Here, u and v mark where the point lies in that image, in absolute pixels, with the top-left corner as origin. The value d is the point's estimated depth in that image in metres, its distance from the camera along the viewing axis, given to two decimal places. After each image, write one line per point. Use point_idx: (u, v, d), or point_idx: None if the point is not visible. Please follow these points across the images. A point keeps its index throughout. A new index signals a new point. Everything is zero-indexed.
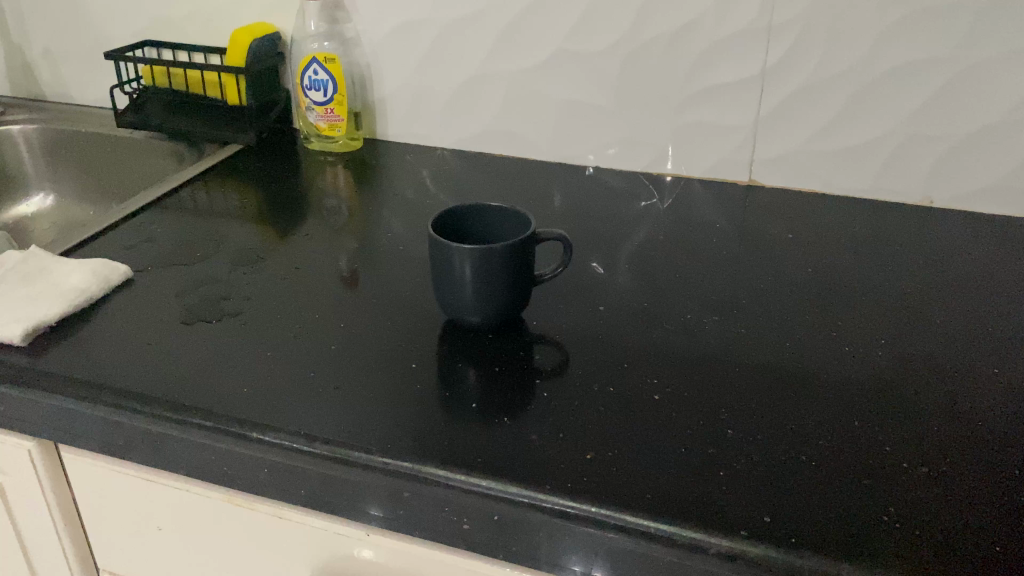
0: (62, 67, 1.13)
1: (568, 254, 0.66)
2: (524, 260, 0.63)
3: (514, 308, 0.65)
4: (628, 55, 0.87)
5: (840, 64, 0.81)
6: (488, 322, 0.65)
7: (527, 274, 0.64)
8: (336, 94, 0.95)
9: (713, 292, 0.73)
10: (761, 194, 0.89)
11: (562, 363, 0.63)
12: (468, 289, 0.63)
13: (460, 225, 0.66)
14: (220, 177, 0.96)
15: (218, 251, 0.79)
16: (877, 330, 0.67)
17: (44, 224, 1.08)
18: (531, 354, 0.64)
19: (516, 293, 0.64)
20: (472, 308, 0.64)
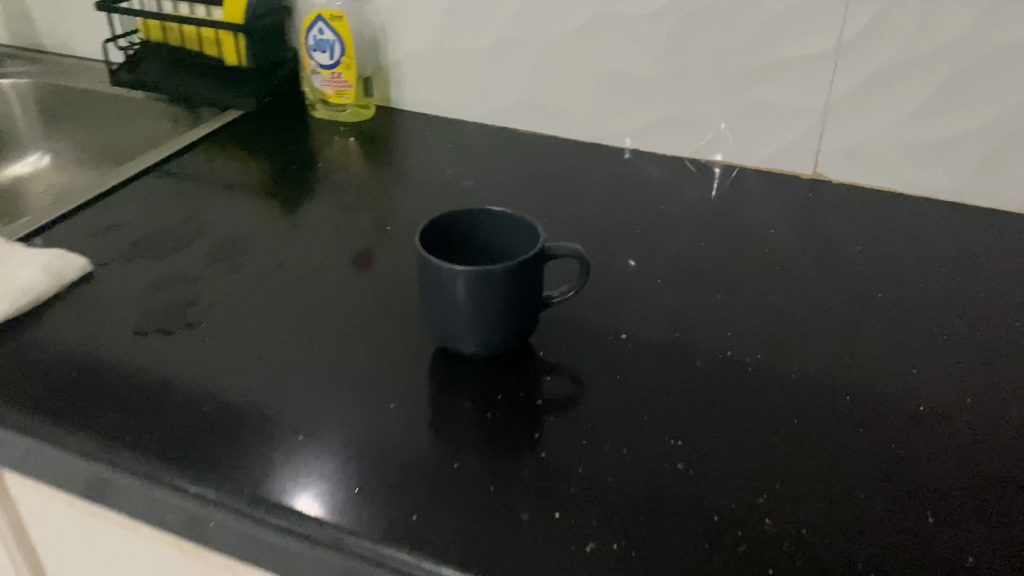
0: (60, 16, 1.04)
1: (587, 272, 0.55)
2: (530, 282, 0.53)
3: (518, 336, 0.55)
4: (679, 23, 0.75)
5: (931, 44, 0.67)
6: (488, 350, 0.55)
7: (534, 297, 0.54)
8: (344, 57, 0.84)
9: (762, 312, 0.62)
10: (827, 192, 0.76)
11: (572, 397, 0.53)
12: (463, 314, 0.53)
13: (457, 234, 0.55)
14: (217, 146, 0.87)
15: (198, 239, 0.70)
16: (960, 376, 0.55)
17: (41, 187, 1.01)
18: (530, 384, 0.54)
19: (520, 319, 0.54)
20: (466, 336, 0.54)
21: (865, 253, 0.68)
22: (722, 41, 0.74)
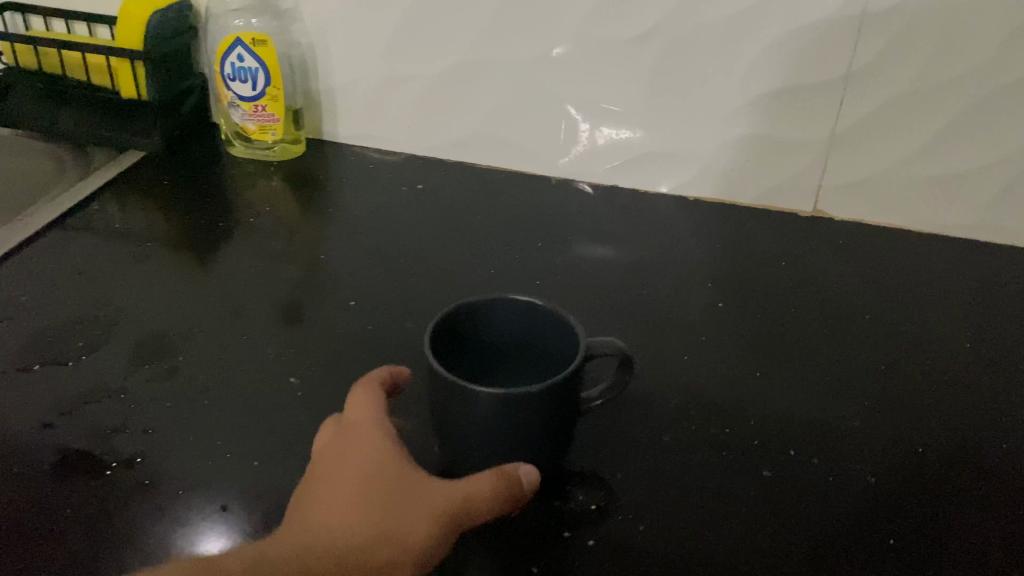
0: None
1: (630, 368, 0.45)
2: (571, 395, 0.41)
3: (553, 455, 0.44)
4: (665, 47, 0.66)
5: (953, 71, 0.61)
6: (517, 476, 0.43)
7: (573, 409, 0.43)
8: (269, 86, 0.72)
9: (806, 380, 0.54)
10: (831, 230, 0.70)
11: (611, 505, 0.44)
12: (487, 440, 0.41)
13: (469, 332, 0.44)
14: (117, 198, 0.72)
15: (115, 332, 0.56)
16: None
17: None
18: (559, 493, 0.45)
19: (556, 438, 0.43)
20: (491, 460, 0.42)
21: (890, 301, 0.62)
22: (714, 67, 0.66)
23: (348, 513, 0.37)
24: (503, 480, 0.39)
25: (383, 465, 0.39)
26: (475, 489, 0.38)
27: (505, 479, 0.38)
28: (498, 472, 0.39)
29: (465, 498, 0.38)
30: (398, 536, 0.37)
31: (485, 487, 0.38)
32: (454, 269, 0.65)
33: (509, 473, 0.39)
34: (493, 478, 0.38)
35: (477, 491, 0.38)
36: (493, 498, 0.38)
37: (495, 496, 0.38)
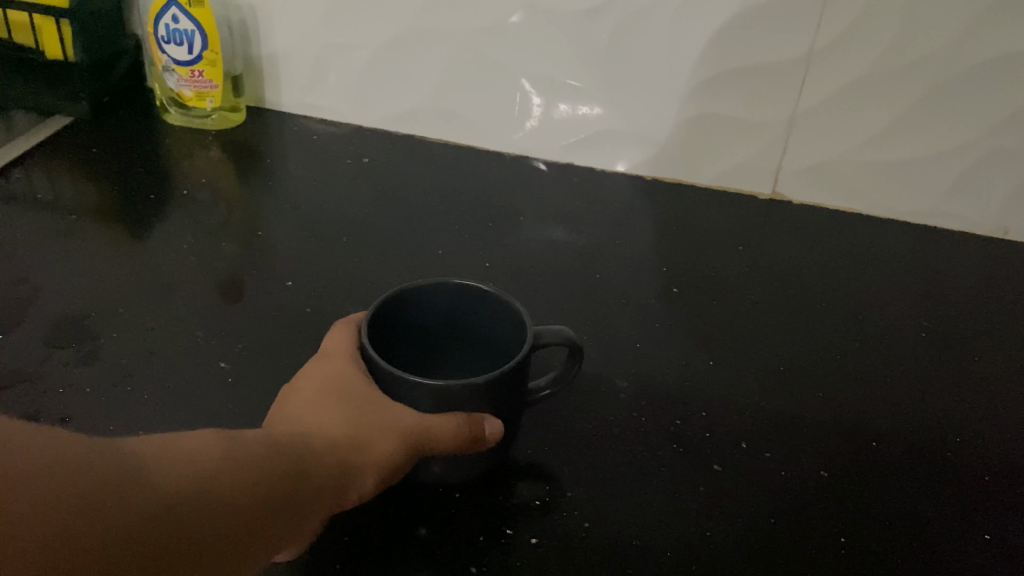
0: None
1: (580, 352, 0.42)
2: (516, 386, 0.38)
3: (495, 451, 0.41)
4: (621, 20, 0.64)
5: (914, 52, 0.59)
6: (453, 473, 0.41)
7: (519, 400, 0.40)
8: (207, 50, 0.68)
9: (760, 369, 0.53)
10: (789, 214, 0.68)
11: (555, 499, 0.42)
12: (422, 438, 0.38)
13: (406, 317, 0.41)
14: (43, 165, 0.68)
15: (32, 314, 0.52)
16: (998, 443, 0.48)
17: None
18: (503, 489, 0.43)
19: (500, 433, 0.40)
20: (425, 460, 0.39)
21: (846, 288, 0.61)
22: (673, 42, 0.63)
23: (320, 420, 0.37)
24: (472, 417, 0.37)
25: (358, 380, 0.38)
26: (442, 420, 0.36)
27: (467, 417, 0.37)
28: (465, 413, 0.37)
29: (433, 426, 0.36)
30: (361, 446, 0.36)
31: (453, 418, 0.37)
32: (399, 248, 0.62)
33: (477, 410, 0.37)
34: (462, 414, 0.37)
35: (445, 420, 0.36)
36: (459, 432, 0.37)
37: (462, 428, 0.37)
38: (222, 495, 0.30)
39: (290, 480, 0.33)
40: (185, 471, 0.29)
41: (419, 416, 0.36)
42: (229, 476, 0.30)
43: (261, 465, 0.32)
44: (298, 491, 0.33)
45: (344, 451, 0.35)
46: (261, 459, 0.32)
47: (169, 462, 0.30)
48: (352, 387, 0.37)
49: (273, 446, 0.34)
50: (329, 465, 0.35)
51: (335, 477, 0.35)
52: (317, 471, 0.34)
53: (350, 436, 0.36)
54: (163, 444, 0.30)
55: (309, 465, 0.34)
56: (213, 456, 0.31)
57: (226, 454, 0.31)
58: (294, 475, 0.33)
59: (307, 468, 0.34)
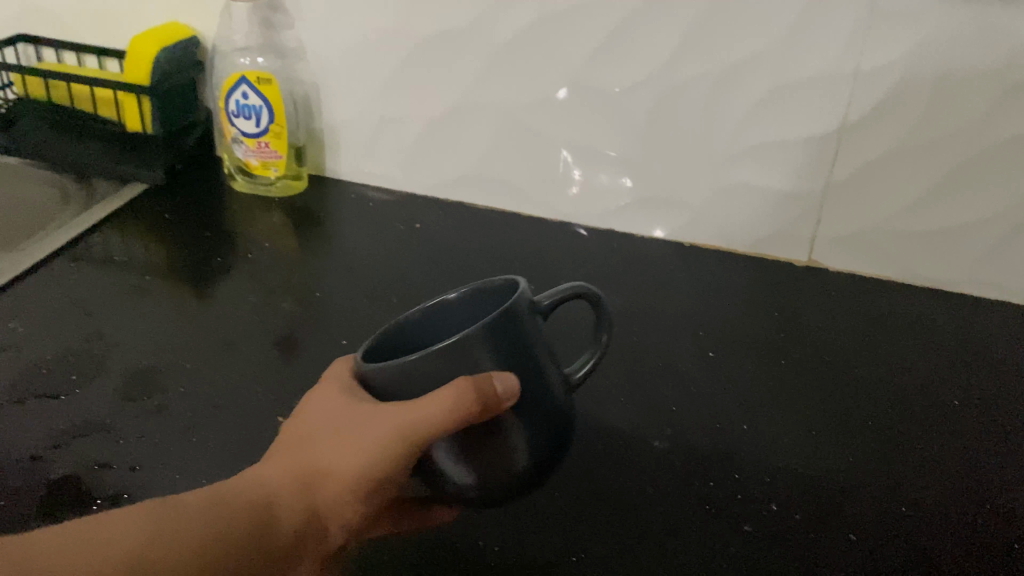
0: None
1: (582, 288, 0.44)
2: (508, 330, 0.39)
3: (545, 457, 0.42)
4: (658, 96, 0.67)
5: (943, 127, 0.61)
6: (504, 492, 0.41)
7: (534, 357, 0.41)
8: (272, 123, 0.73)
9: (791, 431, 0.54)
10: (824, 281, 0.70)
11: (587, 557, 0.44)
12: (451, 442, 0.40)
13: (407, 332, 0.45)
14: (118, 230, 0.74)
15: (108, 366, 0.57)
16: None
17: None
18: (538, 547, 0.45)
19: (534, 412, 0.41)
20: (466, 469, 0.40)
21: (879, 353, 0.62)
22: (709, 116, 0.67)
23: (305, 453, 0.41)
24: (466, 387, 0.37)
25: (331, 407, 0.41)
26: (422, 414, 0.37)
27: (460, 394, 0.37)
28: (458, 386, 0.37)
29: (416, 421, 0.38)
30: (331, 480, 0.40)
31: (444, 401, 0.37)
32: None
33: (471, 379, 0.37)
34: (454, 392, 0.37)
35: (425, 411, 0.37)
36: (446, 419, 0.37)
37: (444, 417, 0.37)
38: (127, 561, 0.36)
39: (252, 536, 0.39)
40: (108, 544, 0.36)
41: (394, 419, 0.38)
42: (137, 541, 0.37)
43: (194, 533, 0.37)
44: (265, 544, 0.39)
45: (315, 488, 0.40)
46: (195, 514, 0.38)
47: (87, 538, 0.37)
48: (335, 413, 0.41)
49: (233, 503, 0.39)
50: (298, 505, 0.40)
51: (308, 515, 0.40)
52: (285, 516, 0.40)
53: (322, 470, 0.40)
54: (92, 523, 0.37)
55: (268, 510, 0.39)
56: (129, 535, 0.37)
57: (157, 533, 0.37)
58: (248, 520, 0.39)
59: (274, 518, 0.40)
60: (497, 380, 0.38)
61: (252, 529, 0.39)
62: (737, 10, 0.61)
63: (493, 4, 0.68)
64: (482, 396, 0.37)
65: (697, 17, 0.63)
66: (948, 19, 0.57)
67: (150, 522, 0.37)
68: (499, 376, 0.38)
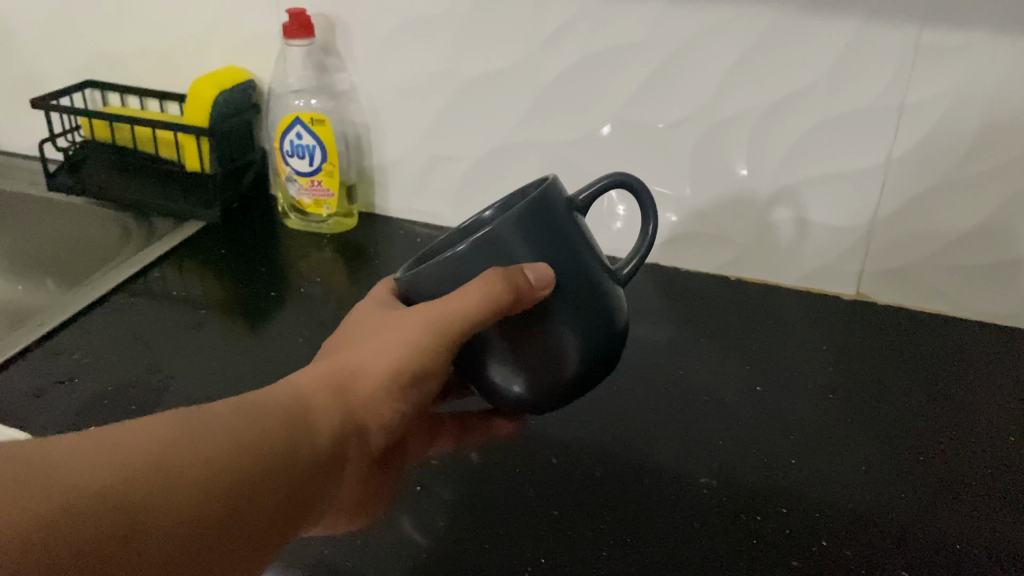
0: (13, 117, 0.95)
1: (618, 176, 0.47)
2: (541, 218, 0.43)
3: (596, 356, 0.45)
4: (702, 132, 0.68)
5: (992, 159, 0.61)
6: (556, 393, 0.45)
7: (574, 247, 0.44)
8: (325, 162, 0.76)
9: (840, 466, 0.54)
10: (874, 316, 0.70)
11: None
12: (499, 349, 0.43)
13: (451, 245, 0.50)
14: (177, 267, 0.76)
15: (165, 398, 0.59)
16: None
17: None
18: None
19: (575, 304, 0.43)
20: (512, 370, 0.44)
21: (930, 388, 0.62)
22: (753, 152, 0.67)
23: (341, 361, 0.46)
24: (492, 276, 0.40)
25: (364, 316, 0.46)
26: (448, 307, 0.41)
27: (484, 285, 0.40)
28: (484, 277, 0.40)
29: (445, 312, 0.41)
30: (368, 380, 0.45)
31: (473, 293, 0.40)
32: None
33: (498, 267, 0.40)
34: (480, 285, 0.40)
35: (454, 300, 0.41)
36: (472, 306, 0.41)
37: (481, 304, 0.40)
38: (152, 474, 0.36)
39: (285, 439, 0.41)
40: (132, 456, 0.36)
41: (422, 317, 0.42)
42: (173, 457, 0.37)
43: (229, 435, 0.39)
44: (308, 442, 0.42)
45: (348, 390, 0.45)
46: (228, 421, 0.40)
47: (113, 444, 0.36)
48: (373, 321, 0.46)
49: (260, 411, 0.41)
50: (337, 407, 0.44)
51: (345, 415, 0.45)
52: (324, 418, 0.44)
53: (359, 372, 0.45)
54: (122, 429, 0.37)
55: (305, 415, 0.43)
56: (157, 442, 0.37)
57: (180, 437, 0.38)
58: (289, 428, 0.42)
59: (314, 420, 0.43)
60: (527, 271, 0.41)
61: (287, 432, 0.41)
62: (780, 46, 0.62)
63: (539, 44, 0.69)
64: (513, 286, 0.40)
65: (739, 53, 0.64)
66: (995, 52, 0.57)
67: (174, 427, 0.38)
68: (530, 268, 0.41)
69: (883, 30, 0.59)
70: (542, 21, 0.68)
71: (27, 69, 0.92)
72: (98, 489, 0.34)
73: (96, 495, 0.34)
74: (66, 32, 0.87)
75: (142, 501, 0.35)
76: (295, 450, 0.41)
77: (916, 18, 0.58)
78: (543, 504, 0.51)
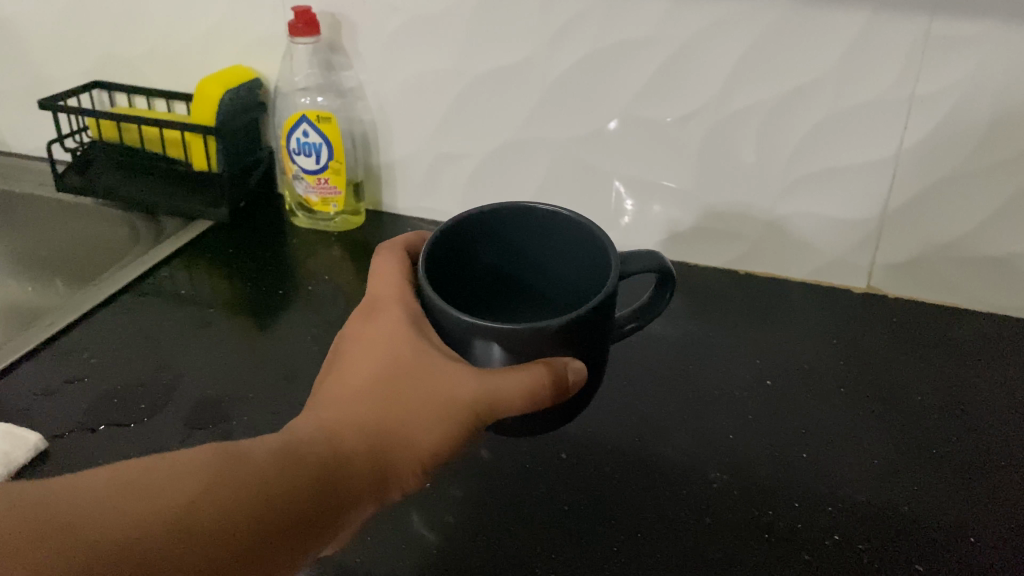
0: (23, 117, 0.95)
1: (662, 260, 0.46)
2: (593, 319, 0.42)
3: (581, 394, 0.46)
4: (711, 126, 0.68)
5: (1005, 150, 0.60)
6: (535, 417, 0.45)
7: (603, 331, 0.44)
8: (331, 160, 0.76)
9: (852, 461, 0.53)
10: (885, 309, 0.69)
11: None
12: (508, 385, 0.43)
13: (464, 240, 0.47)
14: (185, 266, 0.76)
15: (175, 397, 0.59)
16: None
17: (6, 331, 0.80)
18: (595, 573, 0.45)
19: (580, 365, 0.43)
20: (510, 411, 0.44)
21: (943, 381, 0.61)
22: (763, 146, 0.67)
23: (368, 404, 0.42)
24: (544, 377, 0.41)
25: (400, 364, 0.42)
26: (498, 393, 0.41)
27: (537, 384, 0.40)
28: (534, 373, 0.41)
29: (492, 397, 0.41)
30: (402, 441, 0.41)
31: (522, 387, 0.41)
32: None
33: (550, 366, 0.41)
34: (530, 381, 0.41)
35: (503, 388, 0.41)
36: (517, 398, 0.41)
37: (526, 395, 0.41)
38: (177, 523, 0.35)
39: (312, 494, 0.39)
40: (161, 507, 0.35)
41: (472, 392, 0.41)
42: (202, 508, 0.36)
43: (258, 491, 0.37)
44: (333, 500, 0.40)
45: (386, 447, 0.41)
46: (258, 470, 0.38)
47: (137, 491, 0.36)
48: (411, 370, 0.42)
49: (291, 467, 0.39)
50: (367, 466, 0.41)
51: (378, 476, 0.41)
52: (353, 474, 0.40)
53: (393, 429, 0.41)
54: (153, 476, 0.37)
55: (336, 471, 0.40)
56: (187, 493, 0.36)
57: (210, 488, 0.37)
58: (318, 483, 0.39)
59: (344, 476, 0.40)
60: (572, 370, 0.41)
61: (317, 489, 0.39)
62: (790, 38, 0.62)
63: (546, 39, 0.69)
64: (558, 387, 0.41)
65: (748, 46, 0.63)
66: (1007, 42, 0.56)
67: (204, 477, 0.37)
68: (574, 369, 0.42)
69: (893, 21, 0.58)
70: (548, 16, 0.68)
71: (35, 70, 0.92)
72: (118, 537, 0.34)
73: (122, 535, 0.34)
74: (74, 33, 0.87)
75: (158, 552, 0.34)
76: (321, 507, 0.39)
77: (927, 9, 0.57)
78: (553, 499, 0.51)
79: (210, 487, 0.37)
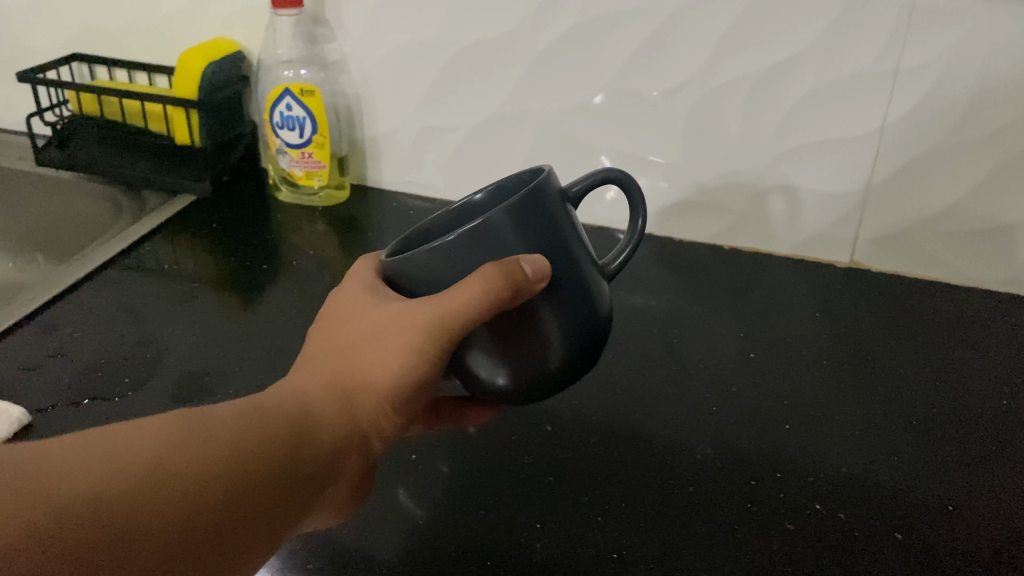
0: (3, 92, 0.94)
1: (609, 172, 0.47)
2: (539, 210, 0.42)
3: (583, 349, 0.45)
4: (697, 100, 0.68)
5: (987, 125, 0.60)
6: (537, 387, 0.45)
7: (570, 243, 0.43)
8: (316, 134, 0.75)
9: (833, 433, 0.54)
10: (868, 283, 0.70)
11: (630, 555, 0.45)
12: (503, 345, 0.43)
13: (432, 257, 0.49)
14: (168, 241, 0.76)
15: (157, 372, 0.58)
16: None
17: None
18: (580, 543, 0.46)
19: (567, 308, 0.43)
20: (507, 370, 0.44)
21: (923, 355, 0.62)
22: (748, 118, 0.67)
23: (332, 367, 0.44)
24: (494, 275, 0.39)
25: (358, 320, 0.43)
26: (458, 309, 0.40)
27: (490, 288, 0.39)
28: (482, 275, 0.39)
29: (450, 313, 0.40)
30: (371, 392, 0.43)
31: (474, 293, 0.39)
32: None
33: (499, 266, 0.39)
34: (479, 284, 0.39)
35: (460, 305, 0.40)
36: (479, 310, 0.40)
37: (488, 299, 0.39)
38: (151, 474, 0.35)
39: (283, 448, 0.40)
40: (134, 459, 0.35)
41: (425, 317, 0.41)
42: (176, 463, 0.36)
43: (232, 444, 0.38)
44: (310, 451, 0.41)
45: (355, 399, 0.43)
46: (229, 427, 0.39)
47: (112, 447, 0.35)
48: (371, 323, 0.43)
49: (262, 422, 0.40)
50: (339, 417, 0.43)
51: (353, 425, 0.43)
52: (326, 428, 0.42)
53: (362, 380, 0.43)
54: (122, 433, 0.37)
55: (306, 426, 0.42)
56: (160, 446, 0.36)
57: (181, 442, 0.37)
58: (291, 439, 0.41)
59: (317, 427, 0.42)
60: (525, 264, 0.40)
61: (289, 442, 0.40)
62: (775, 12, 0.62)
63: (532, 12, 0.68)
64: (514, 282, 0.39)
65: (734, 18, 0.63)
66: (991, 18, 0.56)
67: (175, 433, 0.37)
68: (526, 260, 0.40)
69: None
70: None
71: (13, 43, 0.91)
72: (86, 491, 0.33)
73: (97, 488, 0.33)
74: (53, 5, 0.86)
75: (133, 501, 0.34)
76: (297, 459, 0.40)
77: None
78: (539, 470, 0.51)
79: (181, 441, 0.37)
